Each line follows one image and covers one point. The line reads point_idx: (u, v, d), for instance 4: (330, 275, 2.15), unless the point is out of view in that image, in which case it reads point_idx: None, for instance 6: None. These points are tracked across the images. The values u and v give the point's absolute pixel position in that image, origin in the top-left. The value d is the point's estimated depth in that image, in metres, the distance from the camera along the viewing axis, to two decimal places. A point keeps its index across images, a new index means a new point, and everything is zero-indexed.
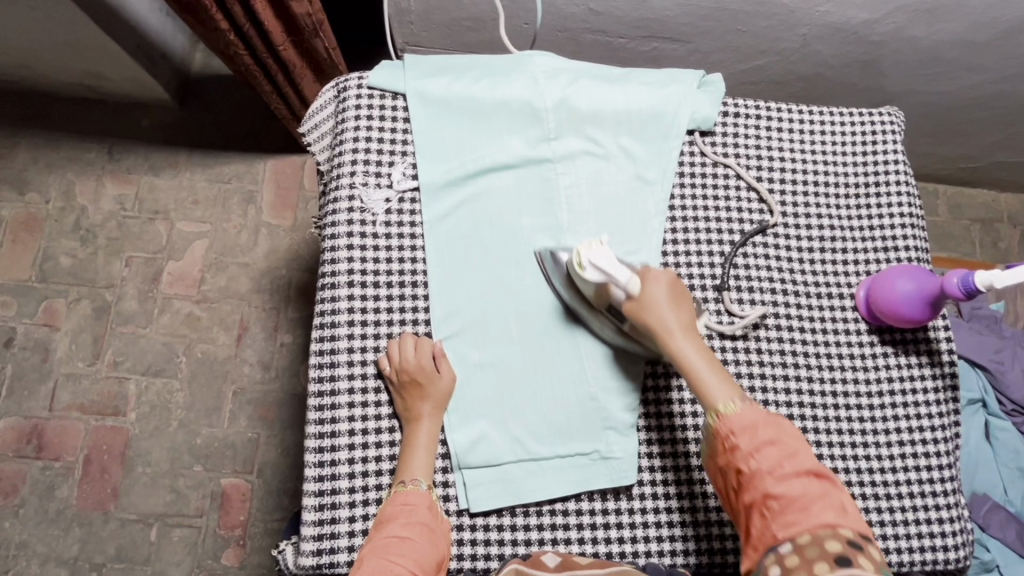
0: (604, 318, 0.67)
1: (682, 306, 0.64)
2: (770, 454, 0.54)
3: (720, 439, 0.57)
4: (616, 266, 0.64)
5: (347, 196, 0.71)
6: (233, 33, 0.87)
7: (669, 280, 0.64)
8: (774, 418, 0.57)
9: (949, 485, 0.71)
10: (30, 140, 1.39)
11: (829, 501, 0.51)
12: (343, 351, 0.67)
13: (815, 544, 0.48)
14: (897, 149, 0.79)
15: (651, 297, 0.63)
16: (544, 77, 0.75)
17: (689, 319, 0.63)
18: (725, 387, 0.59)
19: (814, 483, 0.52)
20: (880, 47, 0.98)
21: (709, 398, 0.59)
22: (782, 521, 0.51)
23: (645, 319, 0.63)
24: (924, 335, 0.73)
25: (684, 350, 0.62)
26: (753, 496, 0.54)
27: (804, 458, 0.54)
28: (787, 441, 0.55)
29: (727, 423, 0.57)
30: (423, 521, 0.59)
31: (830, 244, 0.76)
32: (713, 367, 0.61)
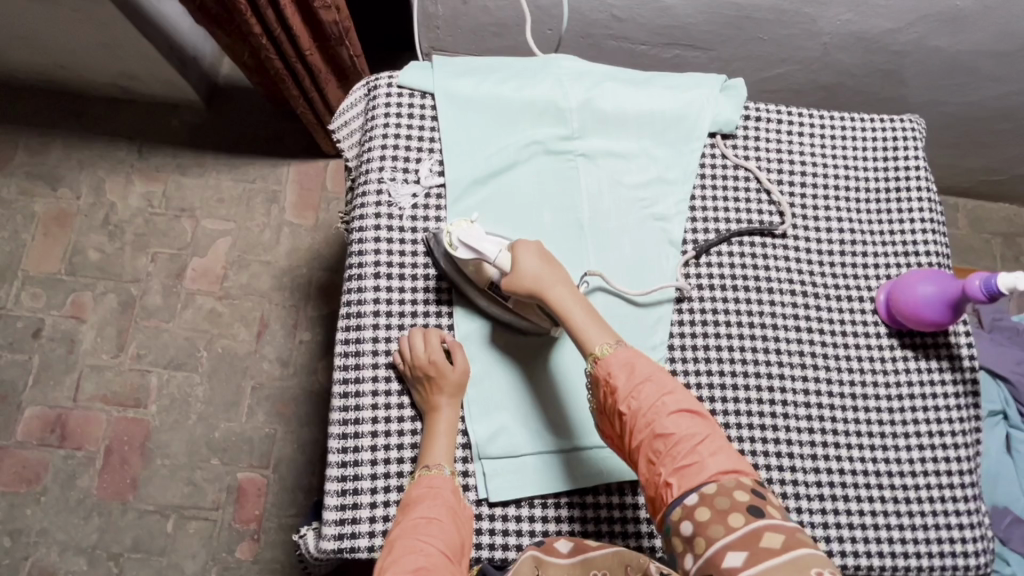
0: (488, 297, 0.69)
1: (550, 264, 0.66)
2: (654, 400, 0.58)
3: (605, 387, 0.61)
4: (485, 242, 0.66)
5: (375, 190, 0.73)
6: (265, 37, 0.89)
7: (537, 249, 0.67)
8: (648, 360, 0.62)
9: (970, 490, 0.70)
10: (64, 137, 1.43)
11: (714, 448, 0.56)
12: (369, 340, 0.69)
13: (721, 493, 0.53)
14: (917, 156, 0.79)
15: (523, 266, 0.65)
16: (568, 79, 0.77)
17: (561, 275, 0.65)
18: (598, 327, 0.63)
19: (698, 427, 0.57)
20: (903, 56, 0.99)
21: (588, 342, 0.63)
22: (674, 468, 0.55)
23: (521, 290, 0.64)
24: (944, 340, 0.73)
25: (562, 304, 0.64)
26: (642, 442, 0.57)
27: (680, 398, 0.59)
28: (667, 389, 0.59)
29: (604, 366, 0.61)
30: (449, 504, 0.60)
31: (850, 247, 0.76)
32: (586, 311, 0.64)
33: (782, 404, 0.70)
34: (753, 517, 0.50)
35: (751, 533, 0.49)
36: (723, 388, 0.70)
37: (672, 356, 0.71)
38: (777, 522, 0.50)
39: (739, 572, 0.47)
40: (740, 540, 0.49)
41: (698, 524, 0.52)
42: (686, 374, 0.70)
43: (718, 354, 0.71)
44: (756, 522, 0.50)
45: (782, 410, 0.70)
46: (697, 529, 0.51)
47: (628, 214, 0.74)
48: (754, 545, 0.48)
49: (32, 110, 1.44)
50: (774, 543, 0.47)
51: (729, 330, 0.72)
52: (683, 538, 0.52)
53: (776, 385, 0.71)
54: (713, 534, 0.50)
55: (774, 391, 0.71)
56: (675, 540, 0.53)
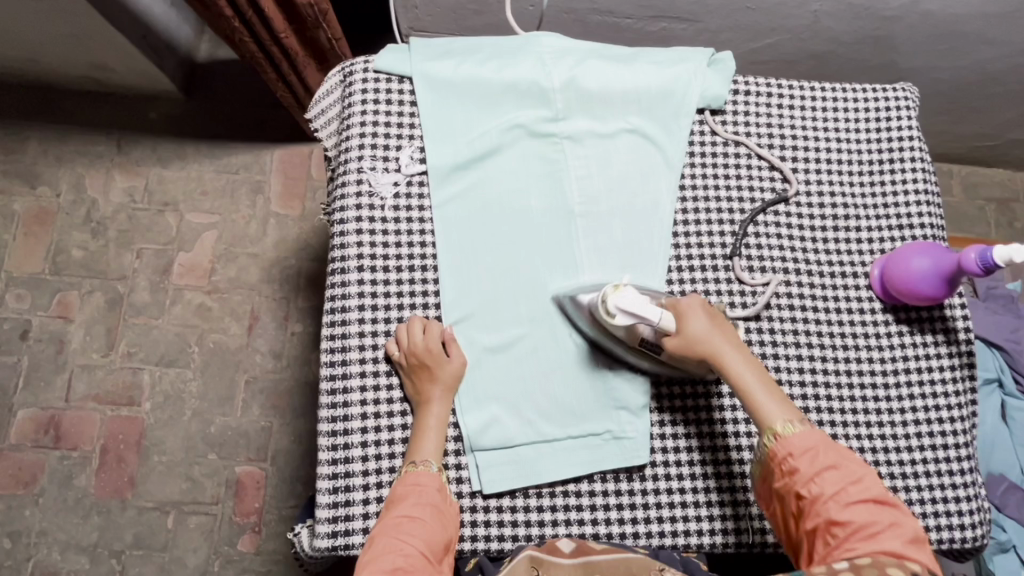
0: (643, 354, 0.66)
1: (722, 329, 0.63)
2: (836, 483, 0.54)
3: (777, 462, 0.57)
4: (649, 308, 0.61)
5: (355, 180, 0.71)
6: (238, 20, 0.87)
7: (703, 311, 0.63)
8: (833, 444, 0.57)
9: (967, 463, 0.70)
10: (40, 133, 1.40)
11: (893, 532, 0.51)
12: (355, 335, 0.67)
13: (874, 566, 0.48)
14: (911, 126, 0.77)
15: (693, 330, 0.62)
16: (551, 57, 0.74)
17: (732, 340, 0.62)
18: (780, 404, 0.59)
19: (880, 512, 0.52)
20: (895, 21, 0.96)
21: (764, 417, 0.59)
22: (843, 551, 0.51)
23: (694, 355, 0.62)
24: (940, 313, 0.72)
25: (740, 372, 0.61)
26: (815, 522, 0.54)
27: (868, 487, 0.54)
28: (850, 466, 0.55)
29: (785, 444, 0.57)
30: (433, 502, 0.59)
31: (845, 223, 0.74)
32: (763, 382, 0.60)
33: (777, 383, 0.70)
34: None
35: None
36: None
37: None
38: None
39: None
40: None
41: None
42: None
43: None
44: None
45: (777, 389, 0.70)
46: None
47: (618, 197, 0.72)
48: None
49: (5, 107, 1.40)
50: None
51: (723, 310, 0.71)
52: None
53: (771, 365, 0.70)
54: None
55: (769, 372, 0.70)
56: None
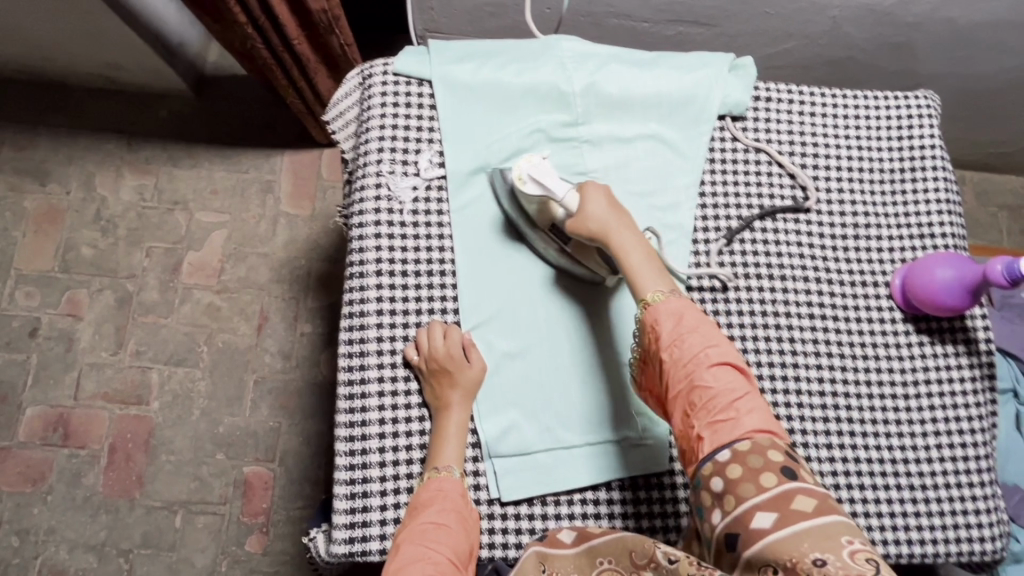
0: (548, 239, 0.68)
1: (619, 209, 0.65)
2: (695, 348, 0.57)
3: (647, 332, 0.60)
4: (556, 182, 0.65)
5: (374, 183, 0.70)
6: (251, 26, 0.87)
7: (605, 193, 0.66)
8: (696, 312, 0.60)
9: (986, 475, 0.70)
10: (51, 130, 1.40)
11: (750, 403, 0.54)
12: (373, 340, 0.67)
13: (755, 452, 0.51)
14: (933, 134, 0.77)
15: (592, 207, 0.65)
16: (571, 62, 0.74)
17: (628, 221, 0.65)
18: (656, 276, 0.62)
19: (738, 383, 0.55)
20: (914, 28, 0.95)
21: (639, 286, 0.62)
22: (709, 421, 0.54)
23: (588, 231, 0.64)
24: (961, 324, 0.72)
25: (629, 247, 0.63)
26: (680, 388, 0.56)
27: (724, 350, 0.57)
28: (709, 336, 0.58)
29: (653, 312, 0.60)
30: (457, 508, 0.59)
31: (865, 231, 0.74)
32: (647, 257, 0.63)
33: (797, 392, 0.69)
34: (786, 479, 0.49)
35: (783, 495, 0.48)
36: None
37: None
38: (808, 486, 0.49)
39: (769, 534, 0.46)
40: (770, 501, 0.48)
41: (728, 481, 0.50)
42: None
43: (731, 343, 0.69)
44: (788, 484, 0.49)
45: (796, 398, 0.69)
46: (727, 487, 0.50)
47: (637, 204, 0.71)
48: (785, 507, 0.47)
49: (16, 104, 1.40)
50: (806, 507, 0.46)
51: (743, 318, 0.70)
52: (712, 493, 0.51)
53: (791, 374, 0.69)
54: (744, 494, 0.49)
55: (788, 381, 0.69)
56: (704, 495, 0.52)
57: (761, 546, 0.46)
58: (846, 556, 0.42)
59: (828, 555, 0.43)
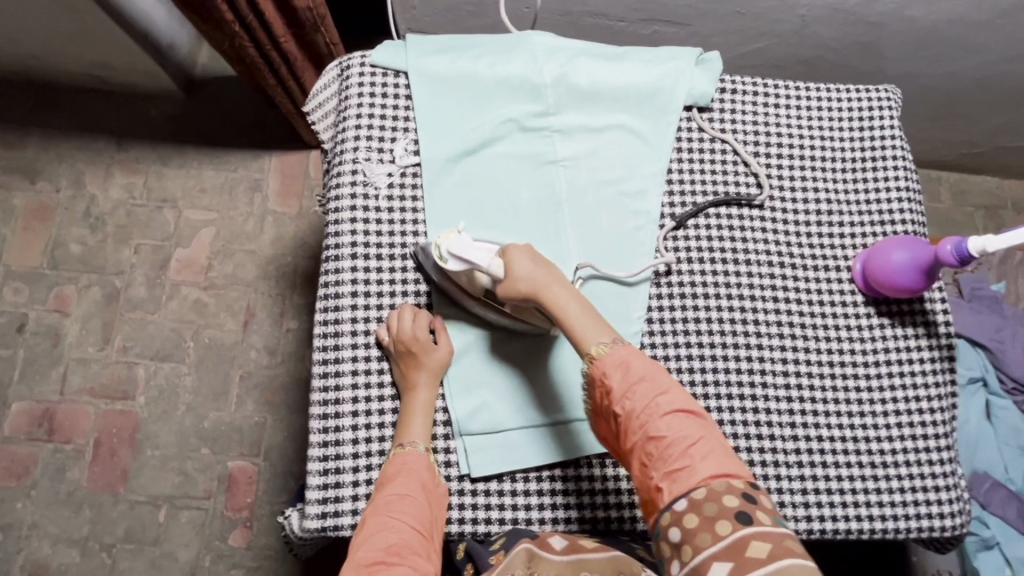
0: (487, 304, 0.67)
1: (546, 266, 0.64)
2: (647, 398, 0.57)
3: (597, 384, 0.60)
4: (475, 252, 0.64)
5: (350, 170, 0.72)
6: (238, 24, 0.89)
7: (529, 253, 0.65)
8: (646, 359, 0.60)
9: (946, 454, 0.71)
10: (41, 129, 1.42)
11: (705, 449, 0.55)
12: (347, 321, 0.69)
13: (711, 499, 0.52)
14: (893, 125, 0.79)
15: (518, 272, 0.63)
16: (543, 54, 0.76)
17: (558, 277, 0.64)
18: (597, 328, 0.62)
19: (691, 429, 0.56)
20: (880, 27, 0.98)
21: (583, 343, 0.62)
22: (665, 472, 0.55)
23: (518, 295, 0.63)
24: (920, 307, 0.74)
25: (566, 305, 0.63)
26: (636, 440, 0.57)
27: (675, 397, 0.58)
28: (660, 384, 0.58)
29: (601, 366, 0.60)
30: (423, 481, 0.61)
31: (827, 217, 0.76)
32: (585, 313, 0.63)
33: (760, 372, 0.71)
34: (742, 524, 0.50)
35: (739, 542, 0.49)
36: (703, 359, 0.70)
37: (651, 328, 0.71)
38: (765, 530, 0.50)
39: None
40: (727, 550, 0.49)
41: (686, 531, 0.51)
42: (665, 345, 0.71)
43: (697, 325, 0.71)
44: (744, 530, 0.50)
45: (760, 379, 0.71)
46: (686, 536, 0.51)
47: (606, 191, 0.74)
48: (741, 554, 0.48)
49: (7, 103, 1.42)
50: (761, 553, 0.48)
51: (707, 302, 0.72)
52: (671, 544, 0.52)
53: (754, 355, 0.71)
54: (701, 544, 0.50)
55: (751, 362, 0.71)
56: (664, 544, 0.53)
57: None
58: None
59: None
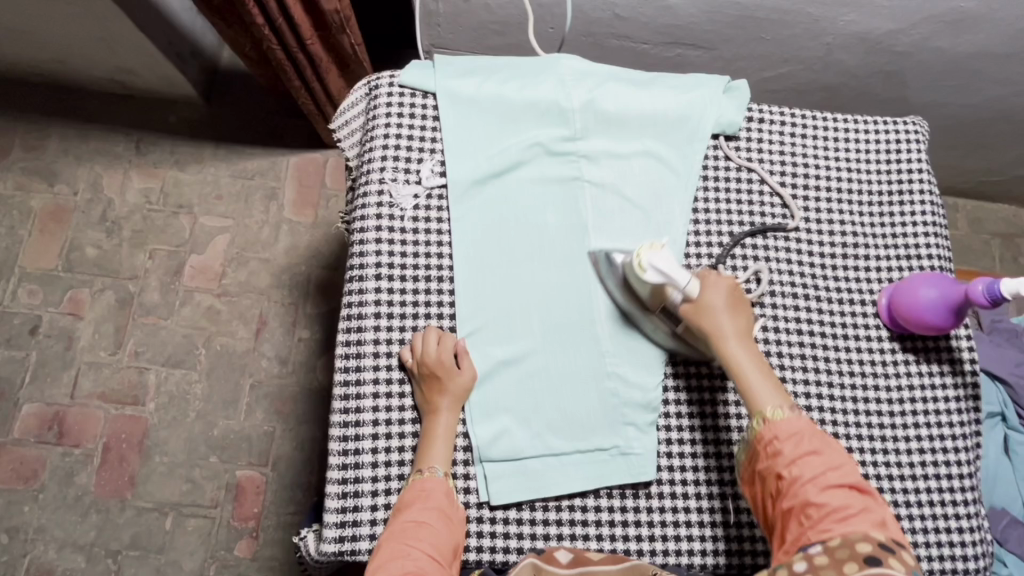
0: (660, 321, 0.68)
1: (739, 314, 0.65)
2: (816, 468, 0.56)
3: (762, 443, 0.59)
4: (677, 269, 0.64)
5: (377, 190, 0.72)
6: (267, 27, 0.89)
7: (729, 287, 0.66)
8: (818, 430, 0.59)
9: (970, 494, 0.70)
10: (61, 132, 1.42)
11: (864, 514, 0.54)
12: (370, 342, 0.68)
13: (845, 547, 0.51)
14: (921, 160, 0.79)
15: (712, 307, 0.64)
16: (571, 79, 0.76)
17: (744, 324, 0.65)
18: (772, 391, 0.61)
19: (853, 498, 0.55)
20: (905, 57, 0.98)
21: (757, 403, 0.61)
22: (818, 530, 0.53)
23: (701, 324, 0.64)
24: (946, 344, 0.73)
25: (736, 352, 0.63)
26: (793, 502, 0.55)
27: (845, 471, 0.56)
28: (830, 453, 0.57)
29: (773, 428, 0.59)
30: (441, 507, 0.60)
31: (853, 251, 0.76)
32: (763, 373, 0.63)
33: None
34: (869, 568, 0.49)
35: None
36: (728, 391, 0.69)
37: (674, 358, 0.70)
38: None
39: None
40: None
41: (813, 566, 0.51)
42: (687, 377, 0.70)
43: None
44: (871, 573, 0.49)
45: None
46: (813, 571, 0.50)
47: (632, 216, 0.73)
48: None
49: (28, 106, 1.43)
50: None
51: None
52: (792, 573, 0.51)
53: None
54: None
55: None
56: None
57: None
58: None
59: None
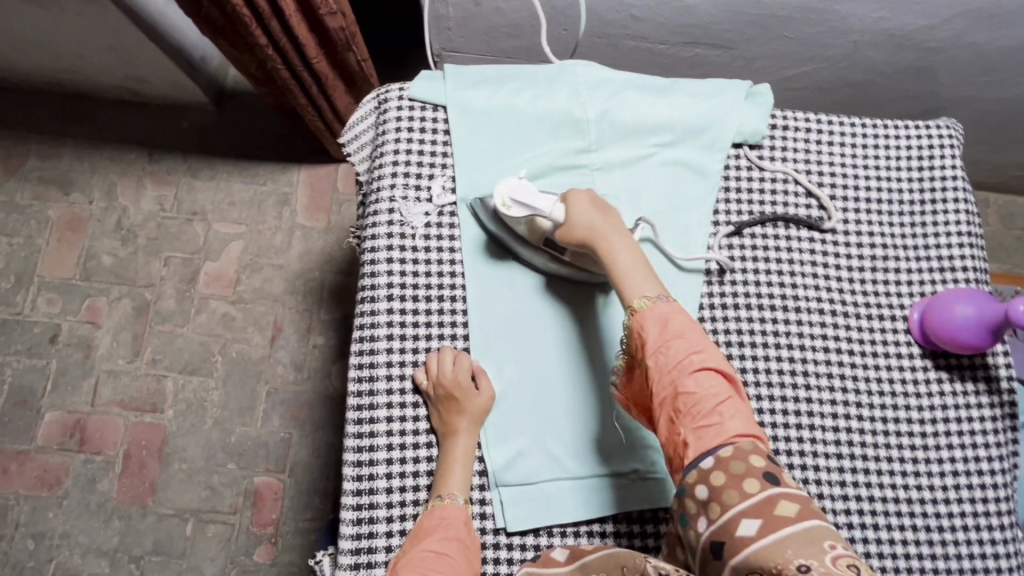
0: (538, 251, 0.68)
1: (607, 213, 0.65)
2: (679, 356, 0.55)
3: (635, 335, 0.58)
4: (537, 198, 0.66)
5: (387, 208, 0.71)
6: (270, 46, 0.87)
7: (590, 197, 0.66)
8: (679, 313, 0.59)
9: (1007, 518, 0.67)
10: (75, 140, 1.43)
11: (734, 404, 0.54)
12: (383, 365, 0.67)
13: (737, 458, 0.50)
14: (955, 165, 0.75)
15: (578, 216, 0.64)
16: (586, 88, 0.73)
17: (617, 224, 0.64)
18: (650, 284, 0.61)
19: (723, 388, 0.54)
20: (937, 53, 0.94)
21: (629, 293, 0.60)
22: (695, 428, 0.53)
23: (576, 239, 0.64)
24: (982, 361, 0.70)
25: (617, 252, 0.62)
26: (664, 400, 0.55)
27: (710, 356, 0.56)
28: (695, 340, 0.56)
29: (641, 318, 0.58)
30: (459, 537, 0.59)
31: (883, 263, 0.73)
32: (639, 264, 0.62)
33: (810, 431, 0.67)
34: (768, 484, 0.48)
35: (766, 502, 0.47)
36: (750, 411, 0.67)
37: None
38: (794, 494, 0.48)
39: (754, 541, 0.45)
40: (755, 508, 0.47)
41: (713, 489, 0.50)
42: None
43: (744, 376, 0.68)
44: (770, 490, 0.48)
45: (809, 431, 0.67)
46: (713, 494, 0.49)
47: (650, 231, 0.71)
48: (768, 513, 0.46)
49: (42, 115, 1.43)
50: (789, 512, 0.46)
51: (756, 351, 0.69)
52: (697, 500, 0.50)
53: (803, 408, 0.68)
54: (728, 501, 0.48)
55: (799, 417, 0.68)
56: (688, 501, 0.51)
57: (747, 554, 0.45)
58: (828, 562, 0.41)
59: (811, 560, 0.42)
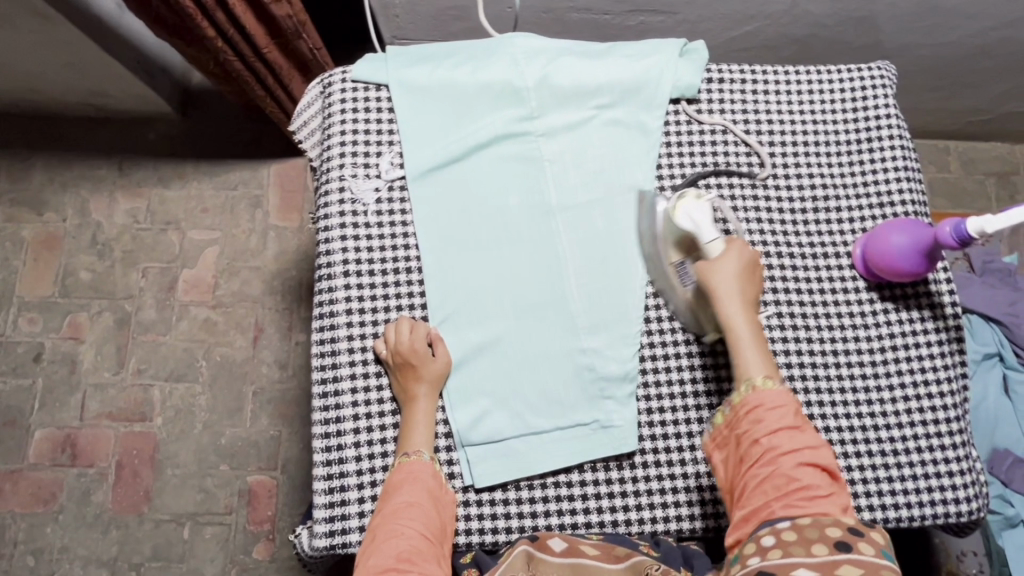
0: (672, 275, 0.68)
1: (750, 280, 0.64)
2: (789, 437, 0.55)
3: (740, 406, 0.57)
4: (707, 225, 0.65)
5: (337, 188, 0.73)
6: (220, 39, 0.89)
7: (750, 258, 0.65)
8: (797, 405, 0.57)
9: (960, 438, 0.69)
10: (44, 161, 1.44)
11: (834, 495, 0.53)
12: (343, 340, 0.69)
13: (815, 526, 0.50)
14: (888, 104, 0.77)
15: (722, 265, 0.64)
16: (523, 57, 0.75)
17: (751, 292, 0.64)
18: (762, 364, 0.60)
19: (824, 476, 0.54)
20: (873, 1, 0.96)
21: (741, 364, 0.60)
22: (787, 503, 0.52)
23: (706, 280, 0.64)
24: (925, 289, 0.72)
25: (732, 314, 0.62)
26: (763, 471, 0.54)
27: (821, 449, 0.55)
28: (809, 431, 0.56)
29: (757, 395, 0.57)
30: (429, 487, 0.61)
31: (824, 204, 0.75)
32: (755, 338, 0.61)
33: None
34: (838, 552, 0.48)
35: (830, 563, 0.47)
36: (703, 355, 0.70)
37: (650, 327, 0.70)
38: (863, 569, 0.47)
39: None
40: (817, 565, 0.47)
41: (779, 540, 0.50)
42: (665, 347, 0.70)
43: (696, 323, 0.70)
44: (840, 558, 0.48)
45: None
46: (778, 543, 0.50)
47: (597, 189, 0.73)
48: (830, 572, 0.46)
49: (10, 138, 1.44)
50: None
51: None
52: (758, 545, 0.51)
53: None
54: (792, 555, 0.48)
55: None
56: (746, 546, 0.51)
57: None
58: None
59: None
